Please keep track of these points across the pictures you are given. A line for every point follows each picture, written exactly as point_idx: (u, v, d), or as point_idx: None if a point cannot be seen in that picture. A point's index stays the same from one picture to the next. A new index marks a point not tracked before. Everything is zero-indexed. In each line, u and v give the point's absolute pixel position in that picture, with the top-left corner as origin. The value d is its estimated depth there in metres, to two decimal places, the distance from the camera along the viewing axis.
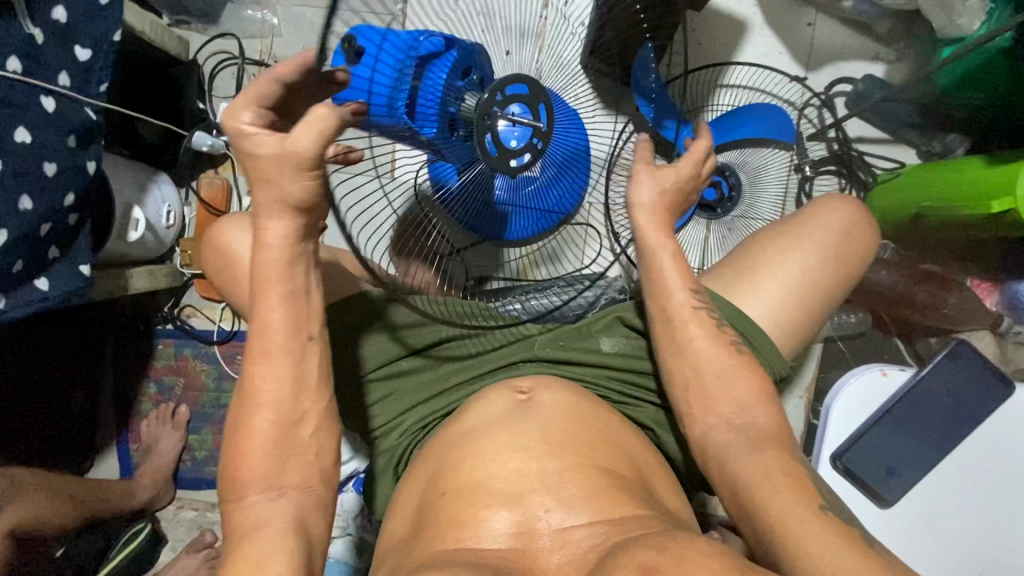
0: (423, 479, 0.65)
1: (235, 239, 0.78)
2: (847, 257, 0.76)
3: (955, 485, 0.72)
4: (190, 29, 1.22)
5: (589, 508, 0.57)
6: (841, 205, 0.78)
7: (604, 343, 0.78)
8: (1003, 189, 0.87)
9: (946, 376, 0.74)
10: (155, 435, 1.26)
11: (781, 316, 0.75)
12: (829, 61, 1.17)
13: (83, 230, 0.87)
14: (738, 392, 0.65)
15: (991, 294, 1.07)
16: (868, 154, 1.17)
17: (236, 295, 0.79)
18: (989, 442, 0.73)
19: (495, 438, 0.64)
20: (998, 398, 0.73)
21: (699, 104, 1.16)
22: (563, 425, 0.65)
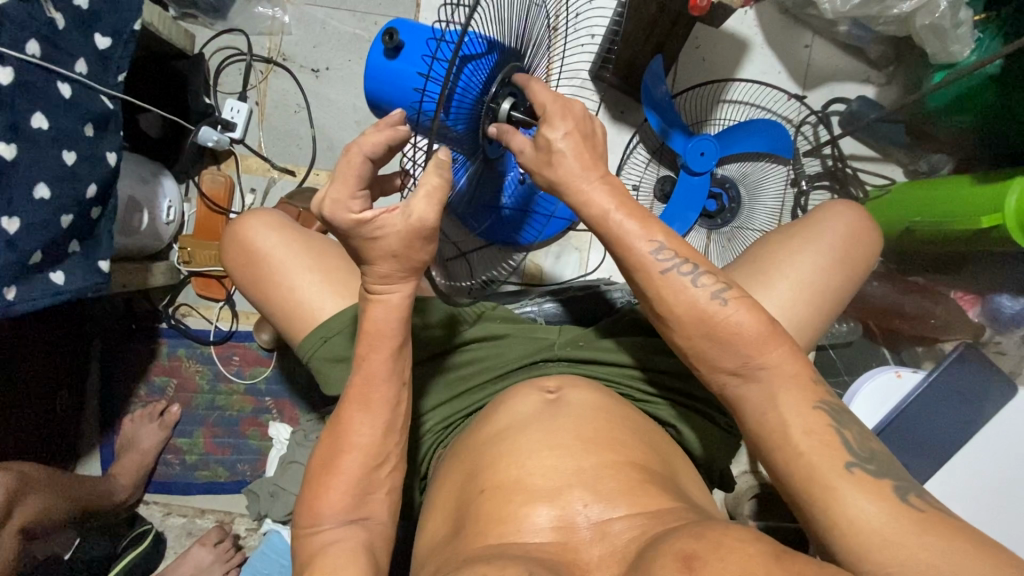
0: (460, 475, 0.65)
1: (260, 236, 0.78)
2: (854, 264, 0.80)
3: (964, 485, 0.74)
4: (196, 23, 1.20)
5: (626, 501, 0.59)
6: (844, 210, 0.82)
7: (621, 342, 0.79)
8: (991, 204, 0.93)
9: (958, 378, 0.74)
10: (137, 433, 1.21)
11: (796, 320, 0.78)
12: (824, 81, 1.23)
13: (104, 225, 0.86)
14: (734, 348, 0.59)
15: (974, 306, 1.12)
16: (860, 171, 1.23)
17: (256, 290, 0.78)
18: (1000, 445, 0.74)
19: (531, 437, 0.64)
20: (1003, 397, 0.73)
21: (702, 117, 1.21)
22: (594, 423, 0.66)
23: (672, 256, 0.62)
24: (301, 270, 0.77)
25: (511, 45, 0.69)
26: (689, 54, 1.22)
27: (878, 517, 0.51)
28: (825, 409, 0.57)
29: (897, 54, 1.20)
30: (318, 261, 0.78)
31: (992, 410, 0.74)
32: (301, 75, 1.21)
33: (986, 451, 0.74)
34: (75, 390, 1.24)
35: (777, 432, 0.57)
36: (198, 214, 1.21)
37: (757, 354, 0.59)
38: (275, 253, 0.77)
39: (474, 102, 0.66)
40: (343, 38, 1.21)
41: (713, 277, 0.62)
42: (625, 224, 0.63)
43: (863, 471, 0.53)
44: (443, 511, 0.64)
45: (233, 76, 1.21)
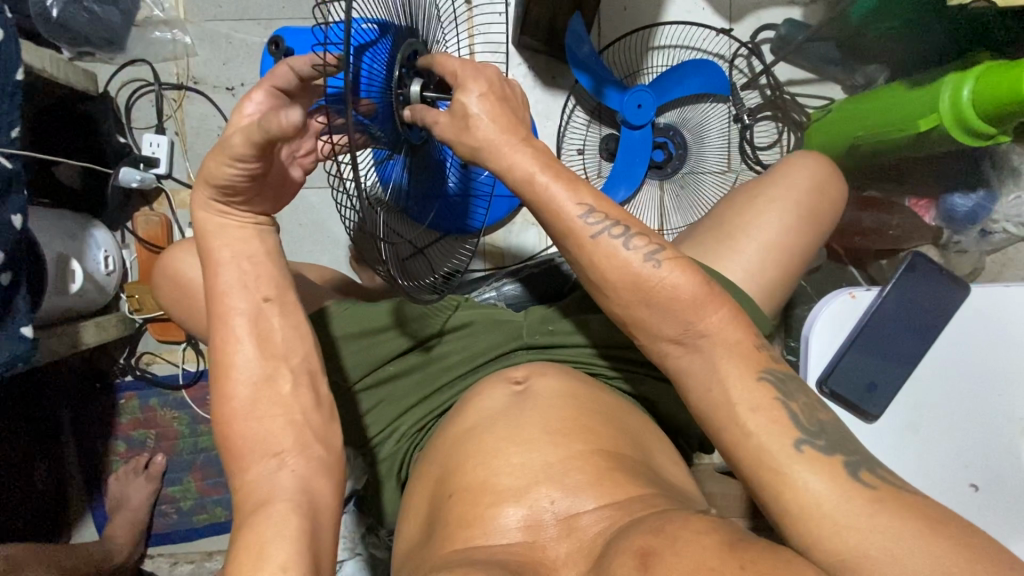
0: (435, 473, 0.66)
1: (191, 267, 0.75)
2: (798, 191, 0.79)
3: (935, 394, 0.74)
4: (95, 60, 1.13)
5: (595, 492, 0.59)
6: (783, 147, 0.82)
7: (586, 320, 0.78)
8: (923, 108, 0.92)
9: (907, 287, 0.74)
10: (124, 490, 1.19)
11: (756, 268, 0.76)
12: (750, 11, 1.21)
13: (19, 292, 0.81)
14: (673, 313, 0.59)
15: (929, 210, 1.11)
16: (798, 96, 1.22)
17: (198, 322, 0.76)
18: (965, 348, 0.74)
19: (496, 435, 0.64)
20: (958, 300, 0.73)
21: (634, 69, 1.18)
22: (561, 412, 0.65)
23: (603, 218, 0.60)
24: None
25: (401, 22, 0.66)
26: (610, 6, 1.19)
27: (828, 499, 0.51)
28: (770, 381, 0.57)
29: None
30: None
31: (947, 319, 0.73)
32: (216, 96, 1.16)
33: (945, 361, 0.74)
34: (52, 457, 1.20)
35: (723, 413, 0.56)
36: (140, 259, 1.16)
37: (698, 319, 0.58)
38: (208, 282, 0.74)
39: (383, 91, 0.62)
40: (252, 49, 1.15)
41: (645, 239, 0.61)
42: (553, 186, 0.60)
43: (813, 450, 0.53)
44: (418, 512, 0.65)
45: (145, 109, 1.15)
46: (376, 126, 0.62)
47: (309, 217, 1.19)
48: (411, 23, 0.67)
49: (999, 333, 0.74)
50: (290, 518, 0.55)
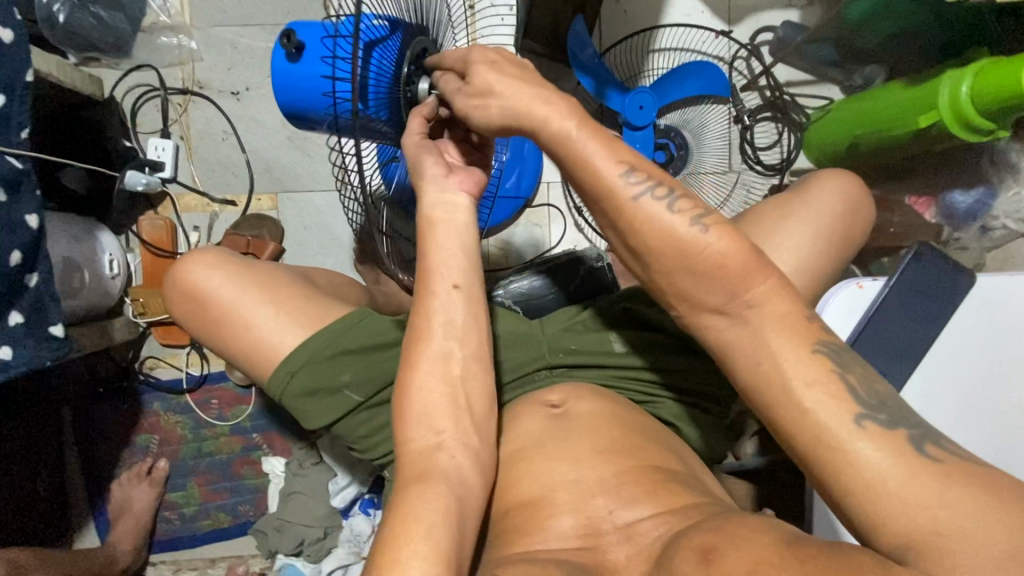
0: (436, 269, 0.63)
1: (204, 279, 0.76)
2: (816, 202, 0.79)
3: (945, 381, 0.74)
4: (100, 65, 1.14)
5: (649, 501, 0.60)
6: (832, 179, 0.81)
7: (615, 342, 0.78)
8: (923, 104, 0.93)
9: (911, 277, 0.75)
10: (128, 495, 1.18)
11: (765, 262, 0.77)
12: (749, 14, 1.23)
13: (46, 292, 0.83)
14: (721, 282, 0.55)
15: (929, 207, 1.12)
16: (797, 96, 1.24)
17: (214, 336, 0.77)
18: (974, 336, 0.74)
19: (544, 453, 0.65)
20: (963, 287, 0.74)
21: (635, 71, 1.20)
22: (610, 431, 0.67)
23: (645, 180, 0.58)
24: (254, 306, 0.76)
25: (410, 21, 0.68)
26: (610, 10, 1.21)
27: (893, 475, 0.46)
28: (825, 352, 0.51)
29: None
30: (269, 294, 0.77)
31: (956, 305, 0.74)
32: (221, 101, 1.17)
33: (952, 348, 0.74)
34: (54, 464, 1.19)
35: (774, 384, 0.51)
36: (144, 263, 1.16)
37: (744, 290, 0.54)
38: (220, 292, 0.76)
39: (389, 89, 0.65)
40: (257, 54, 1.16)
41: (690, 204, 0.58)
42: (574, 182, 0.61)
43: (876, 425, 0.47)
44: (428, 377, 0.62)
45: (151, 113, 1.16)
46: (382, 123, 0.66)
47: (313, 219, 1.20)
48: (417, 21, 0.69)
49: (1003, 323, 0.74)
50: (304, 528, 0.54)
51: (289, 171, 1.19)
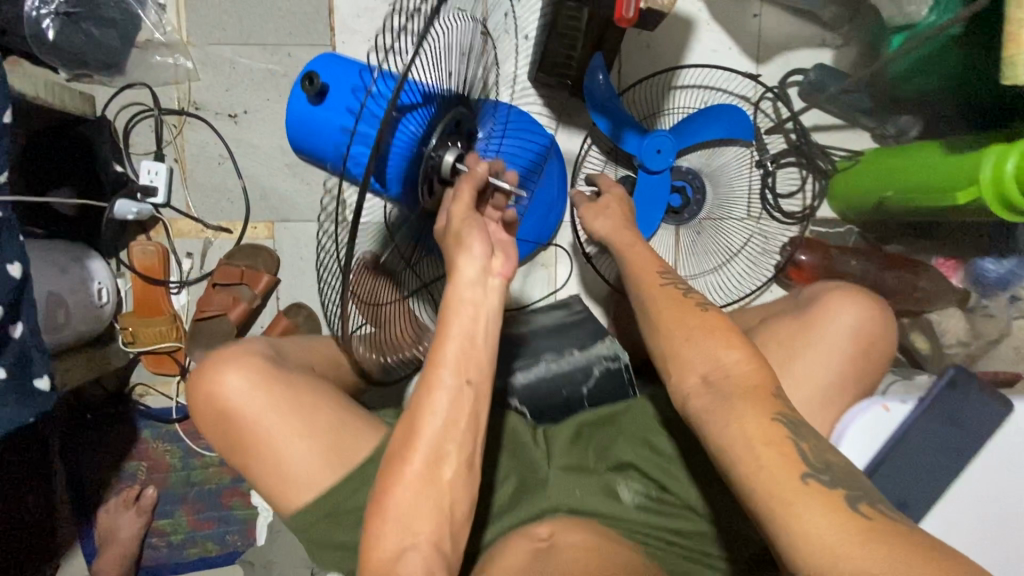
0: (445, 362, 0.56)
1: (232, 393, 0.70)
2: (821, 324, 0.75)
3: (969, 509, 0.70)
4: (92, 82, 1.08)
5: None
6: (851, 305, 0.75)
7: (623, 489, 0.79)
8: (962, 180, 0.87)
9: (946, 405, 0.70)
10: (114, 522, 1.16)
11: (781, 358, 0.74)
12: (779, 52, 1.15)
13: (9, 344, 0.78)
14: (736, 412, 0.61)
15: (956, 271, 1.10)
16: (825, 143, 1.16)
17: (240, 460, 0.72)
18: (1003, 463, 0.70)
19: None
20: (998, 418, 0.70)
21: (655, 109, 1.13)
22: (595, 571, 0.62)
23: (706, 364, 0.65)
24: (279, 429, 0.70)
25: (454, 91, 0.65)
26: (632, 43, 1.14)
27: (828, 530, 0.49)
28: (785, 425, 0.58)
29: (854, 14, 1.09)
30: (311, 429, 0.71)
31: (985, 438, 0.70)
32: (219, 123, 1.11)
33: (981, 477, 0.70)
34: (42, 488, 1.17)
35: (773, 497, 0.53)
36: (134, 291, 1.13)
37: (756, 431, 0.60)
38: (246, 407, 0.70)
39: (410, 160, 0.61)
40: (257, 76, 1.10)
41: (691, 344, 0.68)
42: None
43: (818, 483, 0.53)
44: (417, 480, 0.56)
45: (144, 134, 1.11)
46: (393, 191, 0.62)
47: (310, 250, 1.16)
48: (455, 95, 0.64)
49: None
50: None
51: (286, 199, 1.14)
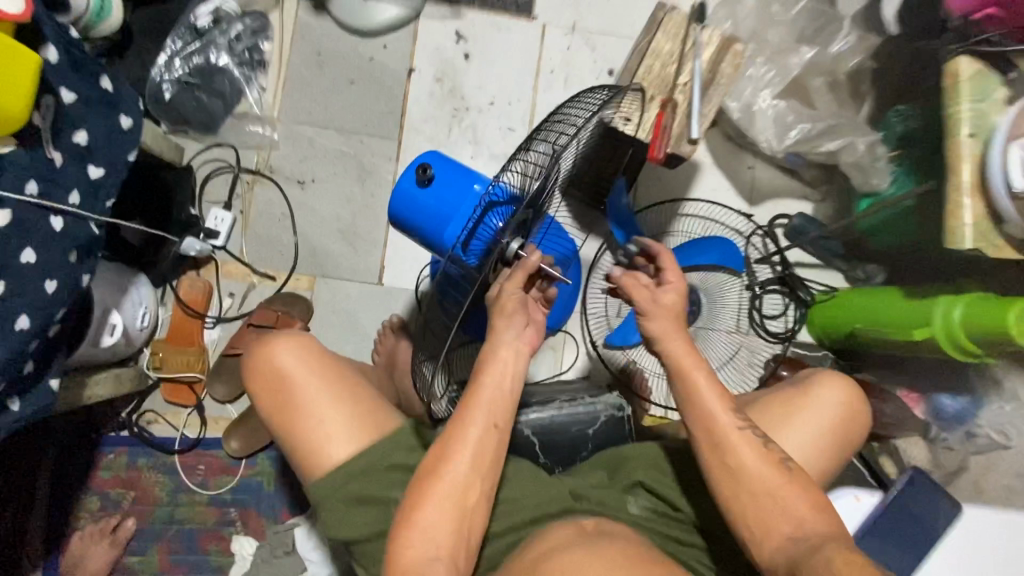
0: (480, 401, 0.68)
1: (288, 362, 0.81)
2: (847, 436, 0.85)
3: None
4: (186, 138, 1.24)
5: None
6: (836, 388, 0.86)
7: (631, 505, 0.83)
8: (917, 321, 1.03)
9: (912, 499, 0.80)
10: (85, 552, 1.13)
11: (809, 442, 0.83)
12: (768, 198, 1.36)
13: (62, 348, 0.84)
14: (786, 510, 0.69)
15: (919, 404, 1.21)
16: (805, 278, 1.33)
17: (278, 420, 0.81)
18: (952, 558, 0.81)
19: (573, 558, 0.67)
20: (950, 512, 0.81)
21: (664, 229, 1.31)
22: (624, 548, 0.70)
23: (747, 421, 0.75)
24: (325, 400, 0.81)
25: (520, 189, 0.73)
26: (647, 173, 1.35)
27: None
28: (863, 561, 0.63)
29: (829, 177, 1.33)
30: (338, 397, 0.81)
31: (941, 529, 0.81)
32: (287, 187, 1.27)
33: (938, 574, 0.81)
34: (21, 503, 1.15)
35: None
36: (172, 319, 1.21)
37: (777, 517, 0.69)
38: (303, 381, 0.81)
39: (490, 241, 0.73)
40: (329, 153, 1.28)
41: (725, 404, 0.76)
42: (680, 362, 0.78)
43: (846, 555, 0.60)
44: (444, 502, 0.65)
45: (219, 185, 1.25)
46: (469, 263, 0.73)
47: (344, 306, 1.27)
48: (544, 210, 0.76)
49: (979, 558, 0.82)
50: None
51: (332, 259, 1.27)
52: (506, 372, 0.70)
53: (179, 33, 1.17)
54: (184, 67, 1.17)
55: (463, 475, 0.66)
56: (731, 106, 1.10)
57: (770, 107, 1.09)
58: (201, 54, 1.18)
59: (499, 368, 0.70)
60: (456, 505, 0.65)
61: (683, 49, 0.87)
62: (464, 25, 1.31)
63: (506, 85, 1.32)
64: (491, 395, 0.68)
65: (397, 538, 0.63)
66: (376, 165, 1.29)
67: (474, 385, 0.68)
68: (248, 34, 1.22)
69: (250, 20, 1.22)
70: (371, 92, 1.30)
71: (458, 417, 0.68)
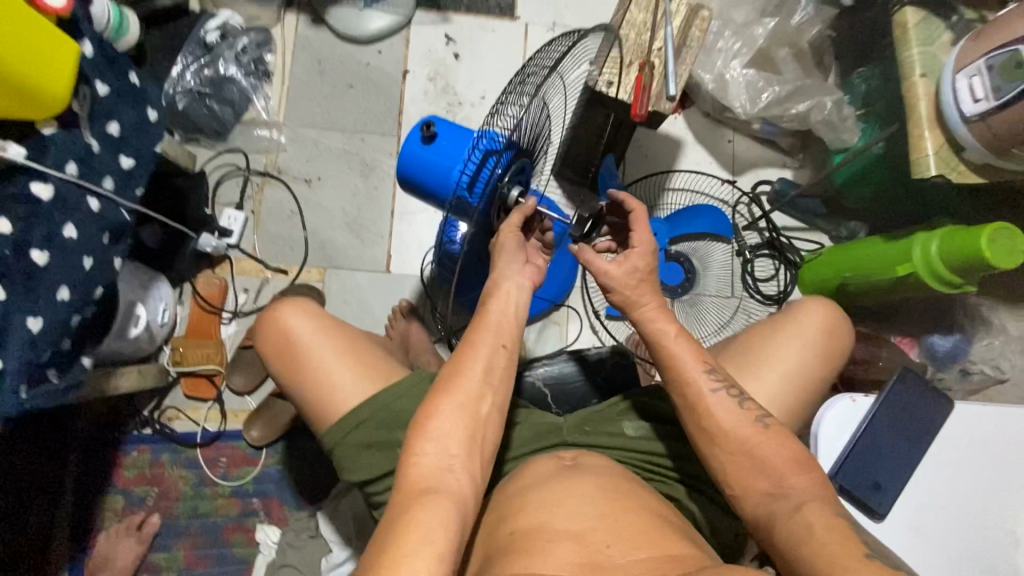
0: (489, 324, 0.73)
1: (296, 324, 0.85)
2: (830, 353, 0.86)
3: (929, 496, 0.82)
4: (198, 146, 1.32)
5: (647, 546, 0.63)
6: (818, 308, 0.88)
7: (627, 428, 0.86)
8: (901, 257, 1.09)
9: (898, 405, 0.84)
10: (112, 549, 1.14)
11: (776, 391, 0.83)
12: (750, 168, 1.44)
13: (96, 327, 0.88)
14: (766, 468, 0.69)
15: (913, 347, 1.24)
16: (793, 240, 1.39)
17: (289, 373, 0.85)
18: (947, 463, 0.83)
19: (554, 494, 0.71)
20: (941, 419, 0.84)
21: (654, 203, 1.39)
22: (611, 483, 0.74)
23: (721, 382, 0.75)
24: (335, 355, 0.84)
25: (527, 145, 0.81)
26: (633, 152, 1.43)
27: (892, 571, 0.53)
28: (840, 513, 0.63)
29: (804, 144, 1.41)
30: (346, 349, 0.85)
31: (932, 436, 0.83)
32: (295, 186, 1.34)
33: (934, 481, 0.82)
34: (49, 502, 1.17)
35: (802, 529, 0.61)
36: (191, 316, 1.26)
37: (780, 472, 0.68)
38: (312, 341, 0.84)
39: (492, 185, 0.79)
40: (334, 152, 1.36)
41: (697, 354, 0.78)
42: (651, 320, 0.80)
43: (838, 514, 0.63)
44: (455, 412, 0.68)
45: (231, 188, 1.32)
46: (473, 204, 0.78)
47: (354, 294, 1.32)
48: (532, 147, 0.83)
49: (975, 465, 0.83)
50: (444, 502, 0.61)
51: (341, 250, 1.33)
52: (510, 302, 0.74)
53: (190, 49, 1.27)
54: (195, 79, 1.27)
55: (473, 392, 0.69)
56: (705, 77, 1.20)
57: (741, 75, 1.20)
58: (211, 66, 1.28)
59: (505, 298, 0.74)
60: (469, 419, 0.68)
61: (656, 17, 0.95)
62: (453, 28, 1.41)
63: (495, 80, 1.41)
64: (503, 323, 0.73)
65: (410, 445, 0.66)
66: (378, 160, 1.37)
67: (482, 313, 0.73)
68: (253, 46, 1.32)
69: (253, 35, 1.32)
70: (369, 94, 1.38)
71: (470, 340, 0.72)
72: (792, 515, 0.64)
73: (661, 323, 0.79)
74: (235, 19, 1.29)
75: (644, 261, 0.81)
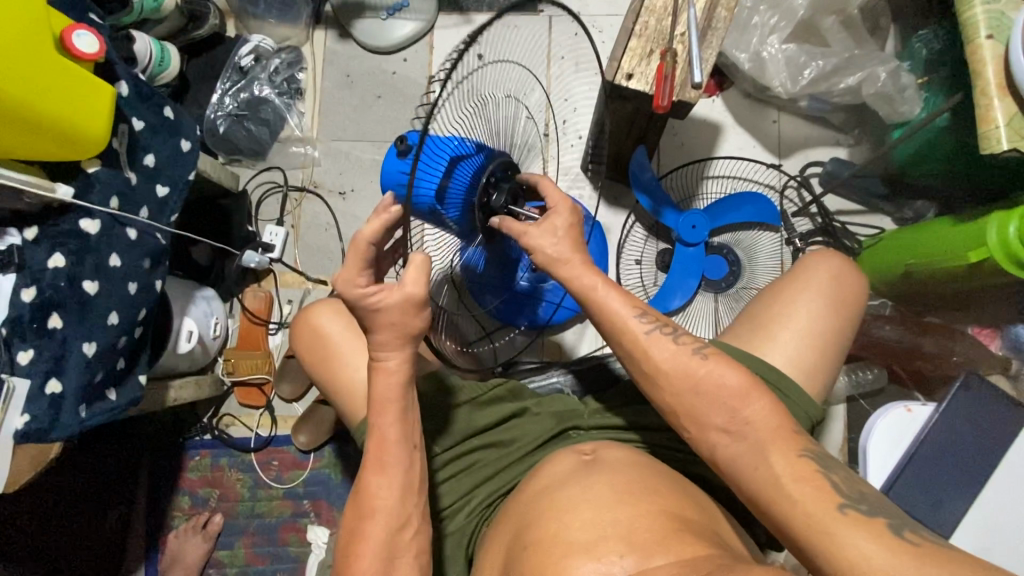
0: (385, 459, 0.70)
1: (327, 323, 0.90)
2: (844, 301, 0.85)
3: (996, 509, 0.82)
4: (241, 166, 1.38)
5: (664, 551, 0.60)
6: (827, 257, 0.88)
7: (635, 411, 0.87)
8: (975, 238, 0.97)
9: (962, 412, 0.84)
10: (182, 546, 1.23)
11: (793, 353, 0.82)
12: (799, 149, 1.33)
13: (146, 344, 0.94)
14: (722, 402, 0.64)
15: (994, 340, 1.15)
16: (849, 224, 1.28)
17: (316, 370, 0.90)
18: (1007, 478, 0.83)
19: (569, 494, 0.70)
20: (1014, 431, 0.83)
21: (691, 194, 1.31)
22: (628, 477, 0.71)
23: (653, 323, 0.72)
24: (358, 353, 0.88)
25: (496, 145, 0.79)
26: (668, 141, 1.35)
27: (876, 556, 0.50)
28: (811, 457, 0.59)
29: (860, 119, 1.30)
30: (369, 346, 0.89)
31: (1002, 450, 0.83)
32: (330, 199, 1.38)
33: (999, 488, 0.83)
34: (123, 503, 1.27)
35: (767, 484, 0.58)
36: (240, 327, 1.33)
37: (742, 408, 0.63)
38: (338, 339, 0.89)
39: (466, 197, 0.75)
40: (366, 163, 1.39)
41: (690, 338, 0.71)
42: (608, 298, 0.73)
43: (856, 512, 0.53)
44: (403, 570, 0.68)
45: (271, 204, 1.38)
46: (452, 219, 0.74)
47: None
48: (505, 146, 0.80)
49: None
50: None
51: None
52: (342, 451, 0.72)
53: (227, 75, 1.31)
54: (232, 103, 1.32)
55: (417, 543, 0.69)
56: (740, 57, 1.12)
57: (780, 51, 1.11)
58: (247, 89, 1.33)
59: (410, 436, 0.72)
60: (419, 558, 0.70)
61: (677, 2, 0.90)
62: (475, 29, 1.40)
63: None
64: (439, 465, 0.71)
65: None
66: None
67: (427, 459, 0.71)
68: (285, 67, 1.37)
69: (285, 55, 1.37)
70: (396, 103, 1.40)
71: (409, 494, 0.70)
72: (757, 467, 0.59)
73: (615, 301, 0.73)
74: (266, 42, 1.34)
75: (565, 220, 0.76)
